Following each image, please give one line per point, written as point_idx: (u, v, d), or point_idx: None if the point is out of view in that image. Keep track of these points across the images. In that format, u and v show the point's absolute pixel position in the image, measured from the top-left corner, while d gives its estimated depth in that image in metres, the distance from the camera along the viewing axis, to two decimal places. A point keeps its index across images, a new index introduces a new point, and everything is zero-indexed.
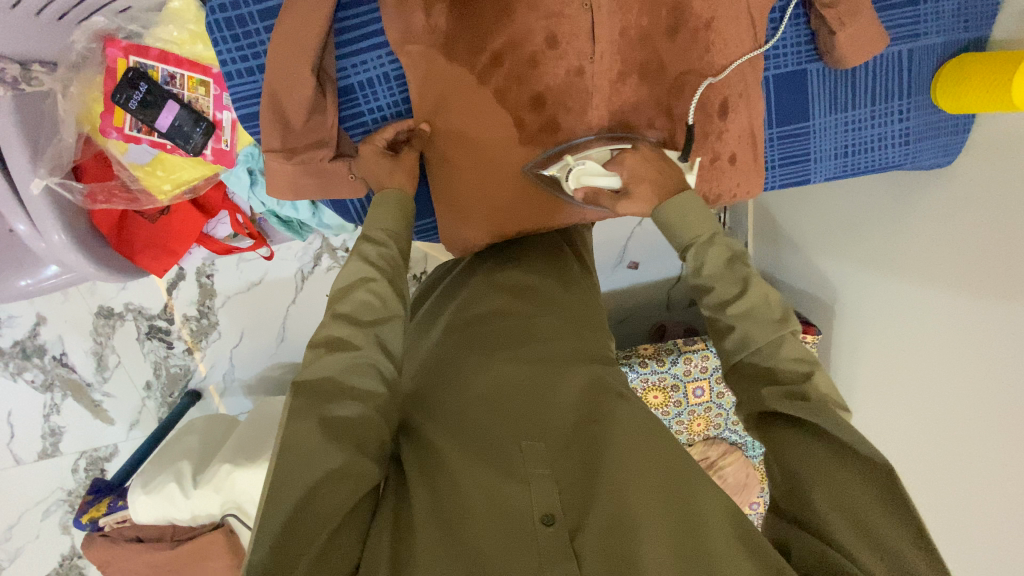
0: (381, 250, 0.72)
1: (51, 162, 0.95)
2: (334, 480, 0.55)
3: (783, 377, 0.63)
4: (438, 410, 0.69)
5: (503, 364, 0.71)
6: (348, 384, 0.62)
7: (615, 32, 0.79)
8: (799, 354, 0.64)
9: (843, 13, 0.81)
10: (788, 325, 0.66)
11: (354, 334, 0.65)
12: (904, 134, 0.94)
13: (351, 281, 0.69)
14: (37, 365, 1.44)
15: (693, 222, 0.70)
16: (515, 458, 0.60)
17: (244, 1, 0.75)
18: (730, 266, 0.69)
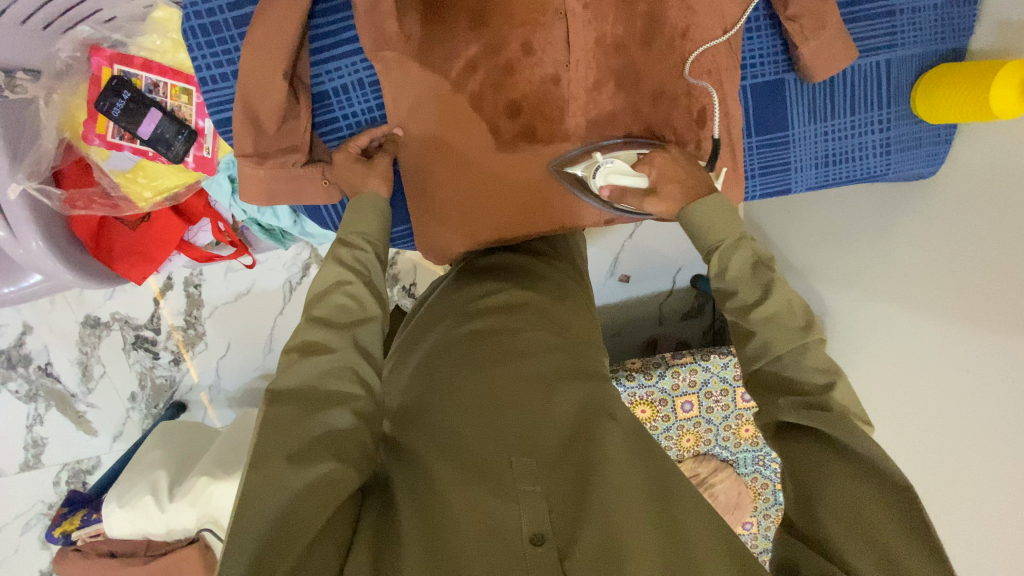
0: (356, 253, 0.71)
1: (30, 168, 0.96)
2: (301, 492, 0.53)
3: (806, 388, 0.61)
4: (424, 422, 0.65)
5: (495, 375, 0.68)
6: (329, 389, 0.59)
7: (591, 40, 0.79)
8: (824, 365, 0.62)
9: (806, 27, 0.80)
10: (813, 332, 0.63)
11: (330, 337, 0.63)
12: (885, 144, 0.93)
13: (326, 285, 0.67)
14: (21, 375, 1.43)
15: (716, 227, 0.71)
16: (504, 474, 0.57)
17: (218, 7, 0.75)
18: (754, 271, 0.67)
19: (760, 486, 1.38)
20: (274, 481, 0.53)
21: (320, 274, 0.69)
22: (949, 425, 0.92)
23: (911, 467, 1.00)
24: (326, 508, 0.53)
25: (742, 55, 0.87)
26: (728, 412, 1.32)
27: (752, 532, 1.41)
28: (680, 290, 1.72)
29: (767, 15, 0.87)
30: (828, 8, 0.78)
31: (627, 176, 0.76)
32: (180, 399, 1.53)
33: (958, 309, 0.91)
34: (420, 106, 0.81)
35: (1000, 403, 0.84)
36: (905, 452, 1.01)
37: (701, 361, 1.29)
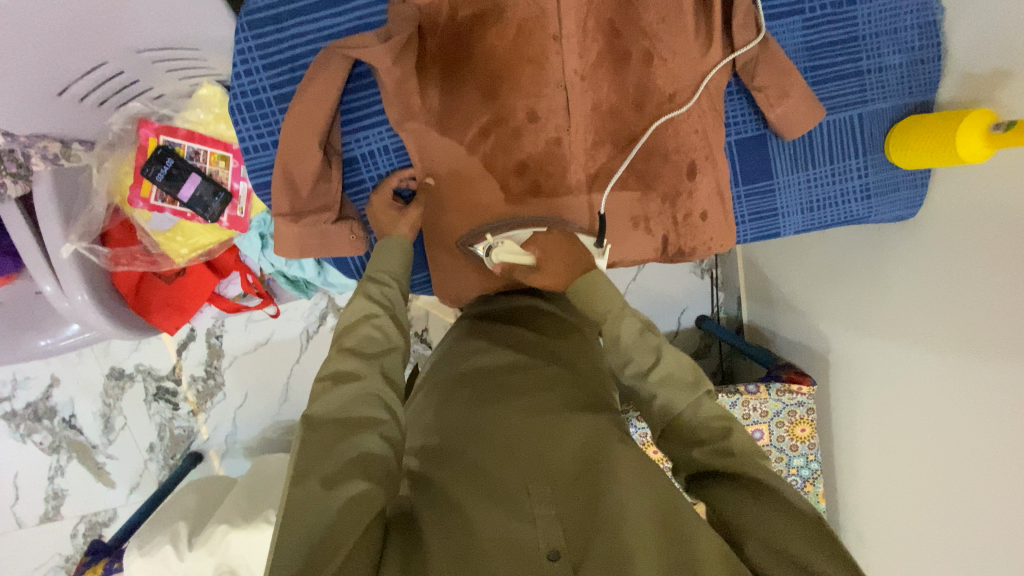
0: (383, 289, 0.79)
1: (82, 230, 1.03)
2: (339, 507, 0.57)
3: (705, 437, 0.67)
4: (443, 451, 0.69)
5: (509, 406, 0.72)
6: (357, 414, 0.64)
7: (588, 107, 0.89)
8: (717, 414, 0.68)
9: (771, 97, 0.91)
10: (701, 385, 0.70)
11: (359, 365, 0.69)
12: (865, 189, 1.00)
13: (355, 318, 0.74)
14: (46, 427, 1.49)
15: (600, 302, 0.77)
16: (521, 497, 0.61)
17: (262, 87, 0.85)
18: (643, 339, 0.73)
19: None
20: (315, 501, 0.57)
21: (348, 308, 0.76)
22: (961, 456, 0.96)
23: (923, 495, 1.04)
24: (361, 522, 0.57)
25: (726, 115, 0.96)
26: None
27: None
28: (685, 329, 1.78)
29: (736, 85, 0.97)
30: (787, 81, 0.89)
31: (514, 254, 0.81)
32: (197, 449, 1.56)
33: (948, 339, 0.97)
34: (438, 166, 0.90)
35: (998, 431, 0.89)
36: (923, 484, 1.04)
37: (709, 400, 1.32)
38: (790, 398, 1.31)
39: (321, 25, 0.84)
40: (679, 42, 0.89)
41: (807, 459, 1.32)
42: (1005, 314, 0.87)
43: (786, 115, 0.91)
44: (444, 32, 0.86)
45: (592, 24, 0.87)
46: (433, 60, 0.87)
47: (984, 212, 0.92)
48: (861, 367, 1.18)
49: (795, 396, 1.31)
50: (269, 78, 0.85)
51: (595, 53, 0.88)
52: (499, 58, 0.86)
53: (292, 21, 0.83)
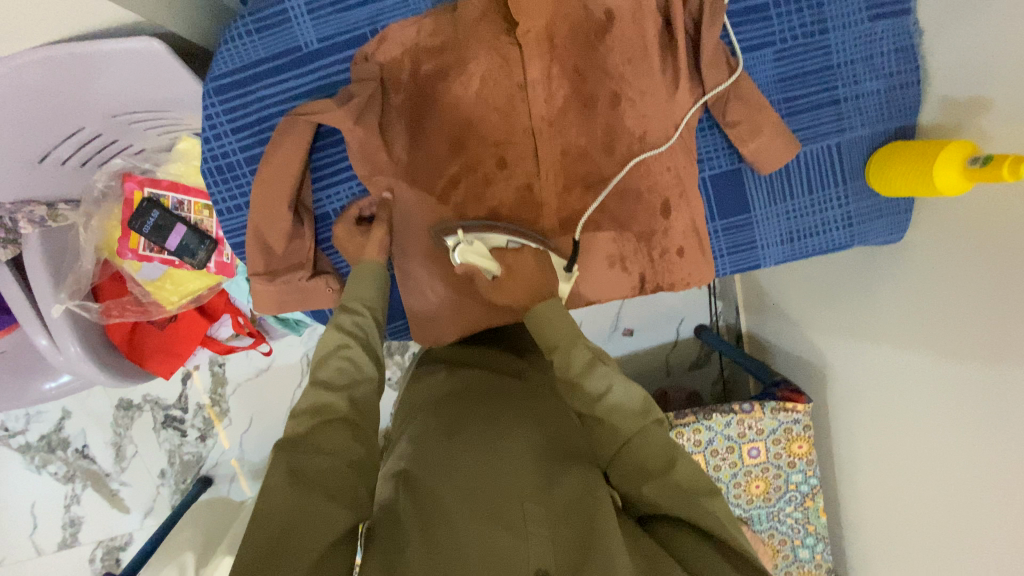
0: (356, 319, 0.80)
1: (72, 287, 1.06)
2: (300, 514, 0.56)
3: (651, 468, 0.67)
4: (434, 454, 0.67)
5: (506, 427, 0.71)
6: (325, 439, 0.63)
7: (557, 152, 0.88)
8: (663, 443, 0.69)
9: (744, 132, 0.90)
10: (649, 416, 0.71)
11: (331, 396, 0.68)
12: (846, 219, 0.98)
13: (327, 349, 0.74)
14: (60, 458, 1.49)
15: (554, 330, 0.78)
16: (515, 512, 0.59)
17: (232, 150, 0.87)
18: (592, 367, 0.74)
19: (778, 542, 1.34)
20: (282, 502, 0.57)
21: (320, 342, 0.76)
22: (966, 487, 0.95)
23: (923, 514, 1.05)
24: (324, 532, 0.56)
25: (698, 151, 0.95)
26: (735, 469, 1.32)
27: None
28: (684, 340, 1.77)
29: (709, 120, 0.96)
30: (761, 116, 0.89)
31: (481, 261, 0.80)
32: (207, 474, 1.55)
33: (944, 367, 0.97)
34: (409, 218, 0.90)
35: (993, 455, 0.90)
36: (931, 511, 1.03)
37: (703, 421, 1.30)
38: (786, 415, 1.30)
39: (287, 87, 0.86)
40: (647, 82, 0.88)
41: (805, 475, 1.31)
42: (1004, 345, 0.86)
43: (761, 150, 0.90)
44: (409, 87, 0.87)
45: (557, 70, 0.86)
46: (399, 116, 0.88)
47: (989, 243, 0.89)
48: (861, 387, 1.17)
49: (791, 413, 1.30)
50: (238, 140, 0.87)
51: (561, 98, 0.87)
52: (465, 109, 0.86)
53: (257, 85, 0.86)
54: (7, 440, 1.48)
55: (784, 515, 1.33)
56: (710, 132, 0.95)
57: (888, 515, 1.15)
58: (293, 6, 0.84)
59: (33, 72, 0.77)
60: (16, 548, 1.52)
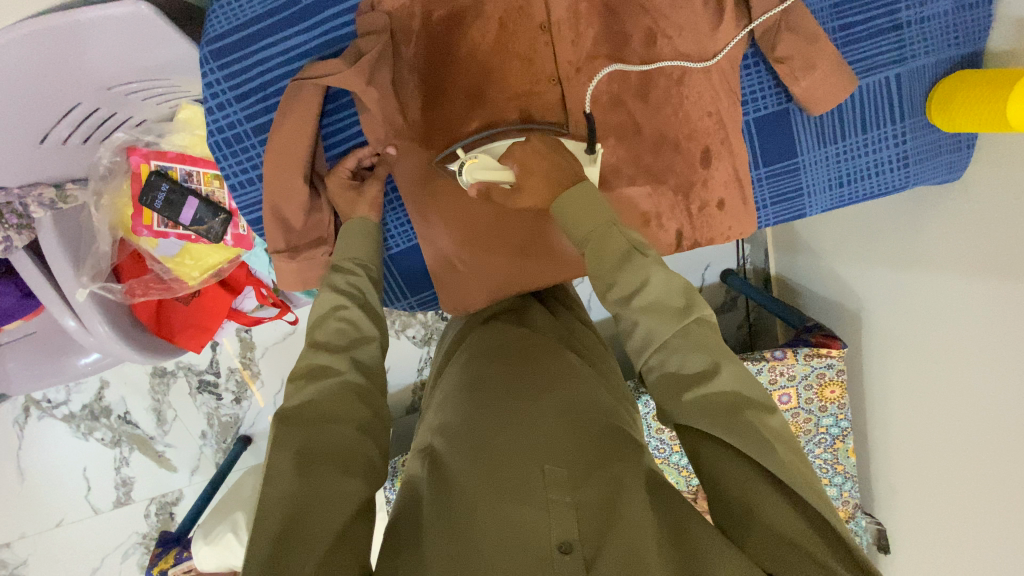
0: (350, 278, 0.73)
1: (92, 270, 1.04)
2: (311, 495, 0.50)
3: (691, 375, 0.57)
4: (454, 429, 0.63)
5: (532, 391, 0.65)
6: (328, 405, 0.56)
7: (587, 101, 0.81)
8: (704, 343, 0.58)
9: (796, 67, 0.81)
10: (693, 312, 0.59)
11: (332, 359, 0.61)
12: (902, 158, 0.90)
13: (322, 312, 0.67)
14: (105, 425, 1.53)
15: (581, 221, 0.66)
16: (534, 482, 0.54)
17: (238, 120, 0.81)
18: (626, 261, 0.62)
19: None
20: (286, 488, 0.50)
21: (314, 305, 0.69)
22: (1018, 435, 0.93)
23: (960, 456, 1.05)
24: (338, 514, 0.50)
25: (741, 93, 0.86)
26: None
27: None
28: (710, 286, 1.74)
29: (752, 54, 0.87)
30: (813, 50, 0.79)
31: (489, 172, 0.73)
32: (246, 433, 1.59)
33: (1001, 311, 0.93)
34: (430, 184, 0.84)
35: None
36: (976, 457, 1.01)
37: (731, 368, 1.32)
38: (819, 360, 1.28)
39: (289, 46, 0.78)
40: (685, 15, 0.79)
41: (837, 418, 1.31)
42: None
43: (814, 88, 0.81)
44: (421, 37, 0.79)
45: (584, 7, 0.78)
46: (411, 71, 0.80)
47: None
48: (907, 330, 1.14)
49: (825, 359, 1.27)
50: (243, 109, 0.80)
51: (589, 40, 0.79)
52: (483, 59, 0.79)
53: (257, 46, 0.78)
54: (51, 411, 1.51)
55: (814, 457, 1.34)
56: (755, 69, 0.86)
57: (925, 460, 1.14)
58: None
59: (15, 51, 0.71)
60: (70, 508, 1.55)
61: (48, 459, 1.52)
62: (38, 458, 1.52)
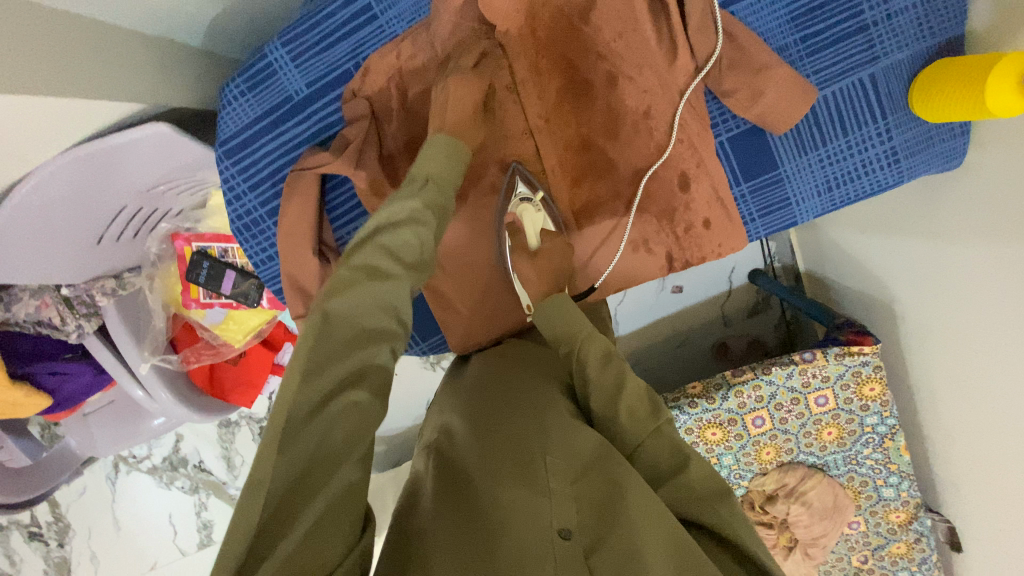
0: (429, 191, 0.63)
1: (152, 344, 1.19)
2: (314, 455, 0.42)
3: (665, 472, 0.62)
4: (461, 427, 0.68)
5: (538, 394, 0.71)
6: (374, 320, 0.50)
7: (560, 147, 0.87)
8: (676, 445, 0.64)
9: (744, 98, 0.82)
10: (663, 416, 0.66)
11: (395, 270, 0.53)
12: (891, 154, 0.88)
13: (400, 211, 0.57)
14: (184, 473, 1.70)
15: (566, 326, 0.73)
16: (539, 471, 0.59)
17: (253, 207, 0.91)
18: (607, 362, 0.70)
19: (858, 483, 1.46)
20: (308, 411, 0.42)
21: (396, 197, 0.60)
22: None
23: None
24: (342, 479, 0.44)
25: (709, 117, 0.88)
26: (804, 419, 1.41)
27: (862, 531, 1.49)
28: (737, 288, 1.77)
29: (709, 94, 0.89)
30: (764, 75, 0.80)
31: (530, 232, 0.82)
32: None
33: None
34: None
35: None
36: None
37: (762, 377, 1.37)
38: (852, 359, 1.32)
39: (288, 138, 0.88)
40: (642, 54, 0.82)
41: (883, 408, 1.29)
42: None
43: (767, 113, 0.82)
44: (400, 111, 0.86)
45: (543, 63, 0.83)
46: (394, 142, 0.87)
47: None
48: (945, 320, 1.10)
49: (858, 356, 1.32)
50: (256, 197, 0.91)
51: (553, 92, 0.85)
52: None
53: (260, 141, 0.88)
54: (137, 464, 1.69)
55: (863, 457, 1.43)
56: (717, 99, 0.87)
57: None
58: (276, 57, 0.83)
59: (65, 174, 0.84)
60: (162, 552, 1.71)
61: (138, 510, 1.69)
62: (131, 509, 1.69)
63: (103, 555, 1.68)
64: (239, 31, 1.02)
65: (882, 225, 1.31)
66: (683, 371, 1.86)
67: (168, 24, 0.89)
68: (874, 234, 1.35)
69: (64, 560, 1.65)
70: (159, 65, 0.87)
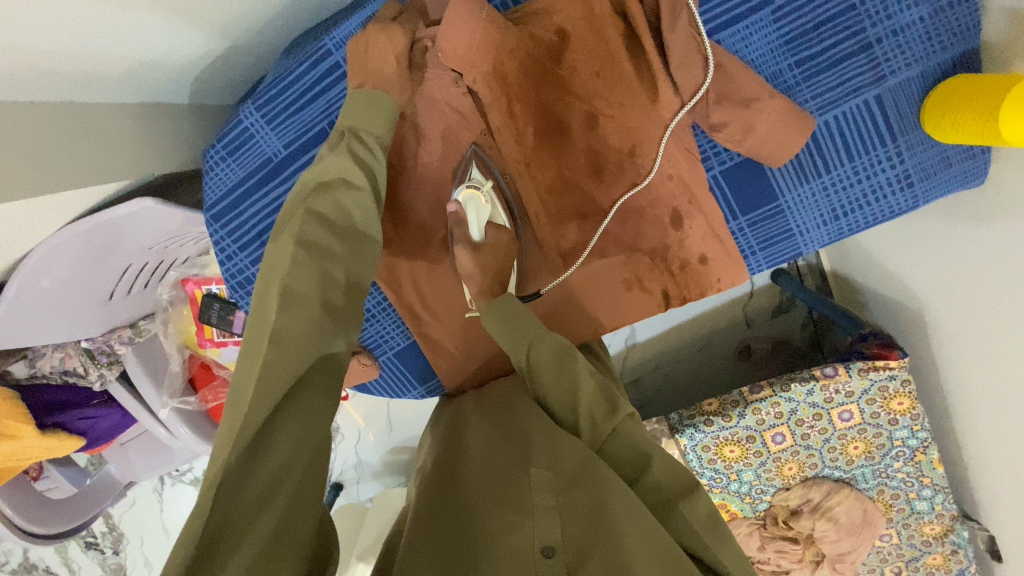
0: (368, 155, 0.69)
1: (170, 387, 1.24)
2: (239, 495, 0.47)
3: (626, 470, 0.69)
4: (447, 464, 0.69)
5: (517, 420, 0.73)
6: (305, 287, 0.57)
7: (542, 191, 0.84)
8: (636, 443, 0.69)
9: (736, 132, 0.77)
10: (620, 410, 0.70)
11: (330, 240, 0.61)
12: (903, 179, 0.81)
13: (333, 182, 0.65)
14: None
15: (515, 330, 0.74)
16: (522, 491, 0.59)
17: (246, 266, 0.93)
18: (562, 362, 0.72)
19: (890, 496, 1.38)
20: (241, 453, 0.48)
21: (324, 162, 0.66)
22: None
23: None
24: (276, 507, 0.48)
25: (699, 151, 0.83)
26: (827, 434, 1.33)
27: (894, 544, 1.42)
28: (759, 289, 1.70)
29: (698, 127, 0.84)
30: (755, 109, 0.74)
31: (475, 224, 0.78)
32: (337, 480, 1.79)
33: None
34: (417, 286, 0.91)
35: None
36: None
37: (781, 394, 1.31)
38: (877, 374, 1.25)
39: (273, 198, 0.88)
40: (621, 92, 0.78)
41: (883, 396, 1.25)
42: None
43: (760, 146, 0.77)
44: None
45: (519, 109, 0.80)
46: None
47: None
48: None
49: (884, 371, 1.25)
50: (247, 256, 0.92)
51: (532, 135, 0.82)
52: (439, 173, 0.85)
53: (247, 202, 0.89)
54: (181, 477, 1.77)
55: (893, 470, 1.35)
56: (706, 133, 0.83)
57: None
58: (252, 121, 0.84)
59: (64, 246, 0.86)
60: None
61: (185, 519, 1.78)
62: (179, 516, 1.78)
63: (156, 560, 1.77)
64: (224, 82, 1.02)
65: (909, 229, 1.22)
66: (704, 374, 1.81)
67: (150, 89, 0.90)
68: (900, 238, 1.26)
69: (120, 567, 1.74)
70: (143, 133, 0.89)
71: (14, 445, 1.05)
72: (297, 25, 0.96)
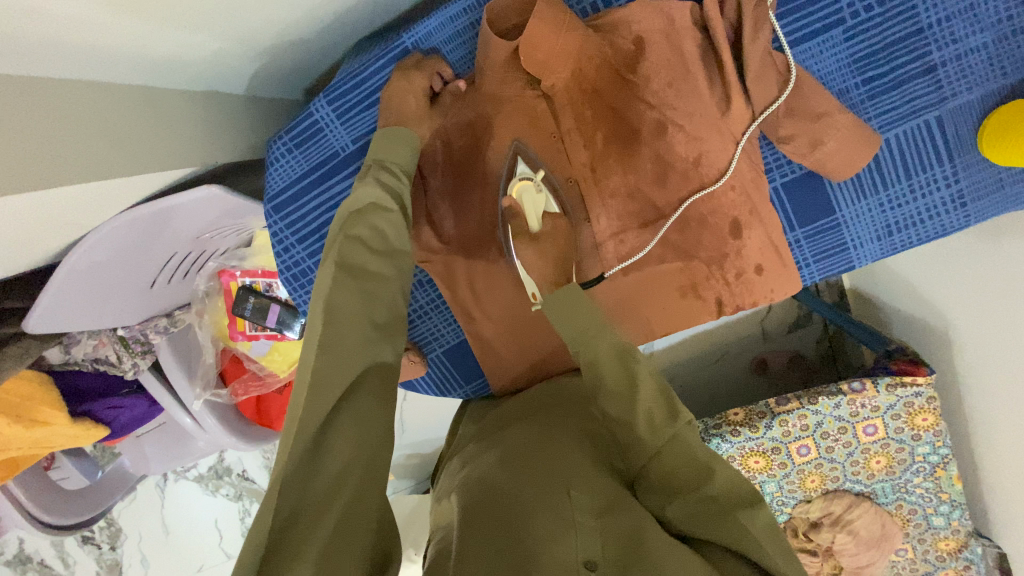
0: (391, 179, 0.72)
1: (203, 379, 1.23)
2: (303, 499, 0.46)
3: (680, 478, 0.60)
4: (483, 473, 0.68)
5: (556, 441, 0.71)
6: (352, 304, 0.56)
7: (607, 196, 0.85)
8: (692, 449, 0.61)
9: (804, 145, 0.80)
10: (678, 418, 0.62)
11: (369, 260, 0.61)
12: (957, 199, 0.83)
13: (362, 207, 0.66)
14: (229, 482, 1.74)
15: (571, 322, 0.65)
16: (562, 508, 0.58)
17: (303, 259, 0.93)
18: (621, 362, 0.64)
19: (907, 512, 1.39)
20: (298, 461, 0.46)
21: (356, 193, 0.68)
22: None
23: None
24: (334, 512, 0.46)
25: (764, 163, 0.86)
26: (851, 448, 1.35)
27: (907, 558, 1.44)
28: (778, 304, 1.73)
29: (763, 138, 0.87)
30: (824, 123, 0.78)
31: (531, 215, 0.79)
32: None
33: None
34: (473, 284, 0.92)
35: None
36: None
37: (809, 407, 1.31)
38: (903, 390, 1.27)
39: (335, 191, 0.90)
40: (692, 102, 0.79)
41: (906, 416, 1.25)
42: None
43: (827, 160, 0.80)
44: (445, 166, 0.88)
45: (589, 114, 0.82)
46: (442, 197, 0.89)
47: None
48: None
49: (911, 387, 1.27)
50: (305, 248, 0.92)
51: (600, 140, 0.83)
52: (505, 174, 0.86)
53: (308, 195, 0.90)
54: (184, 473, 1.71)
55: (912, 486, 1.36)
56: (770, 145, 0.86)
57: None
58: (321, 115, 0.86)
59: (119, 231, 0.85)
60: (209, 554, 1.74)
61: (184, 518, 1.71)
62: (178, 516, 1.71)
63: (152, 559, 1.71)
64: (279, 76, 1.02)
65: (938, 248, 1.26)
66: (721, 387, 1.81)
67: (215, 77, 0.90)
68: (929, 257, 1.29)
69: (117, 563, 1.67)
70: (205, 123, 0.90)
71: (43, 432, 1.02)
72: (362, 25, 0.97)
